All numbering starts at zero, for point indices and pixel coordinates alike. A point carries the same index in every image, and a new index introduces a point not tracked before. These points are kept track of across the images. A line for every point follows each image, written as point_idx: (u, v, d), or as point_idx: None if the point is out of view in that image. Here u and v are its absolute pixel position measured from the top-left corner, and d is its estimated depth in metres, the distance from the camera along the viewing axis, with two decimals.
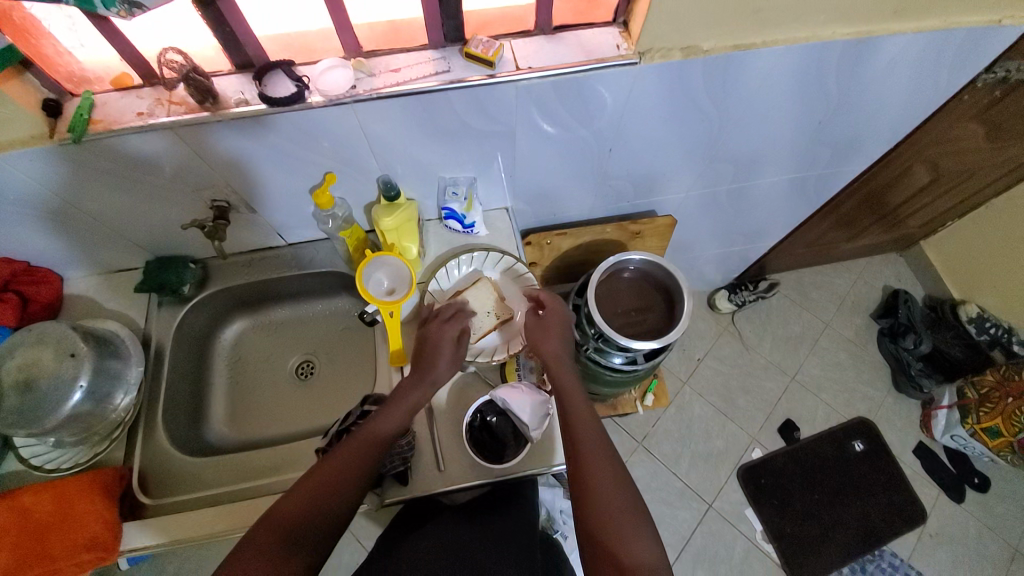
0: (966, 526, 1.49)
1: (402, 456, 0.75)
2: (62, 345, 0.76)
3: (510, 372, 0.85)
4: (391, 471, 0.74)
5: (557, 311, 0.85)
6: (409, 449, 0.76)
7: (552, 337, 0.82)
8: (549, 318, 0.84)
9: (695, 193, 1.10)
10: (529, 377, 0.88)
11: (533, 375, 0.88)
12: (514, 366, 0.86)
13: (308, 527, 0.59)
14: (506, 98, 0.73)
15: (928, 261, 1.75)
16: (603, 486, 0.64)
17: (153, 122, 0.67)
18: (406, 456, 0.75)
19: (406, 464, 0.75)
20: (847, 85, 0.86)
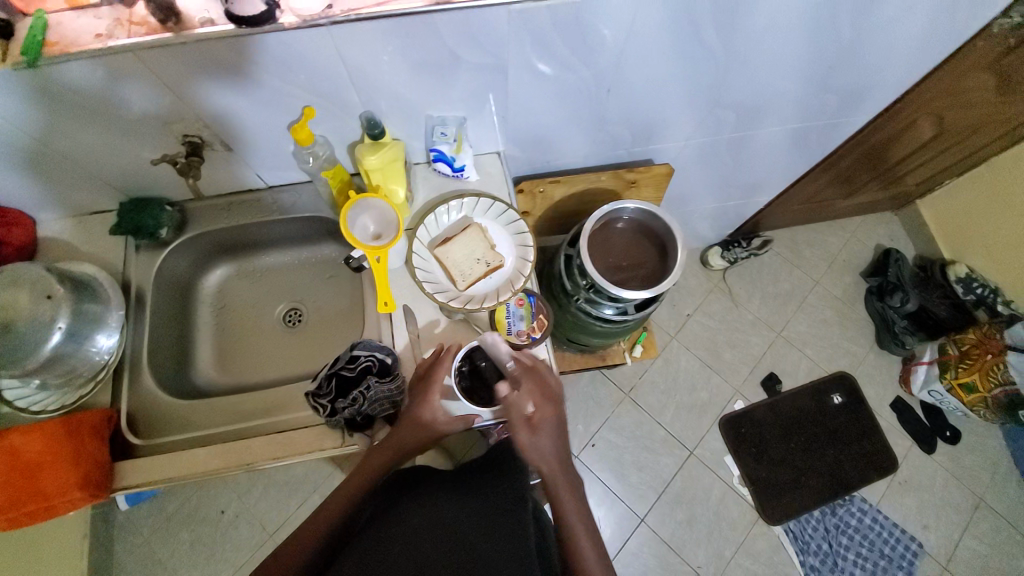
0: (933, 474, 1.56)
1: (390, 400, 0.77)
2: (38, 286, 0.73)
3: (498, 319, 0.85)
4: (381, 413, 0.78)
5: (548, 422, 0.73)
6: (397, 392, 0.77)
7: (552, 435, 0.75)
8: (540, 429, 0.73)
9: (694, 141, 1.06)
10: (519, 326, 0.86)
11: (523, 324, 0.86)
12: (503, 314, 0.86)
13: (317, 549, 0.66)
14: (498, 26, 0.67)
15: (922, 220, 1.73)
16: None
17: (113, 44, 0.61)
18: (395, 401, 0.78)
19: (395, 408, 0.78)
20: (861, 25, 0.81)
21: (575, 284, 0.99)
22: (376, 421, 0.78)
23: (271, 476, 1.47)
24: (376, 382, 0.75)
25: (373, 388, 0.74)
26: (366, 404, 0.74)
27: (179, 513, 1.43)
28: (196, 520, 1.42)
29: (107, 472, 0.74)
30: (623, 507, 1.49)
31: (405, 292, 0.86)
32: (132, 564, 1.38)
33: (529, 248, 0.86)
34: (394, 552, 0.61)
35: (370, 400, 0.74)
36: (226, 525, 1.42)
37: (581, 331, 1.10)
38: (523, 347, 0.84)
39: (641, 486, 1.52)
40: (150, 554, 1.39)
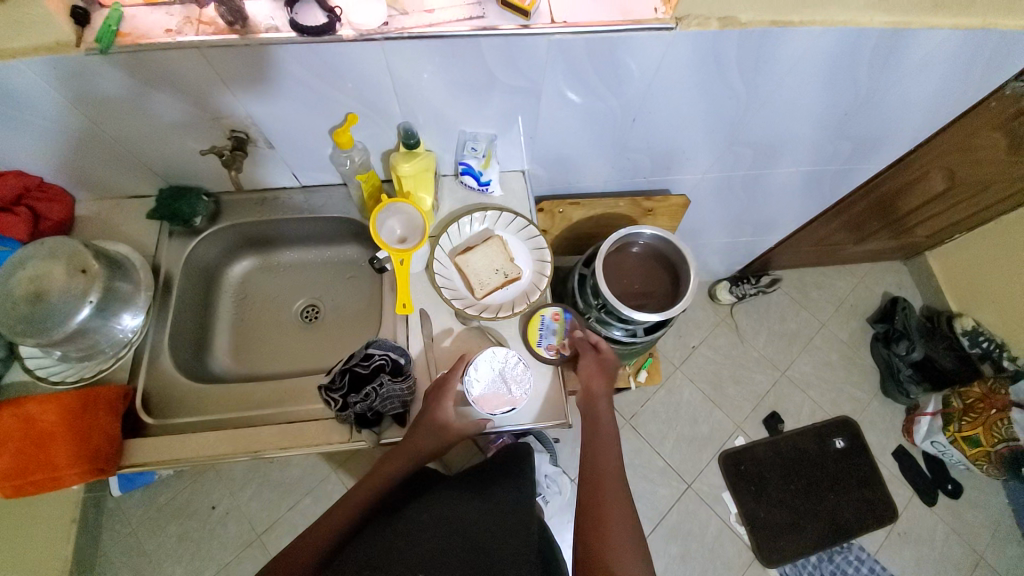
0: (934, 528, 1.53)
1: (400, 400, 0.77)
2: (73, 260, 0.77)
3: (532, 330, 0.86)
4: (391, 412, 0.78)
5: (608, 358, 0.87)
6: (409, 394, 0.79)
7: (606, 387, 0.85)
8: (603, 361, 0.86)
9: (711, 175, 1.10)
10: (551, 339, 0.87)
11: (555, 337, 0.87)
12: (536, 326, 0.87)
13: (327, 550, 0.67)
14: (536, 53, 0.72)
15: (931, 272, 1.76)
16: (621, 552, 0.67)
17: (181, 40, 0.66)
18: (406, 401, 0.79)
19: (405, 408, 0.79)
20: (877, 78, 0.86)
21: (587, 303, 1.01)
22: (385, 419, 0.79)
23: (267, 475, 1.46)
24: (388, 380, 0.76)
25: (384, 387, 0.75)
26: (376, 402, 0.76)
27: (170, 504, 1.42)
28: (186, 513, 1.41)
29: (117, 448, 0.76)
30: None
31: (423, 296, 0.88)
32: (117, 553, 1.36)
33: (547, 263, 0.89)
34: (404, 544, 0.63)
35: (380, 397, 0.75)
36: (215, 521, 1.41)
37: None
38: (551, 361, 0.84)
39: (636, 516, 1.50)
40: (137, 544, 1.38)
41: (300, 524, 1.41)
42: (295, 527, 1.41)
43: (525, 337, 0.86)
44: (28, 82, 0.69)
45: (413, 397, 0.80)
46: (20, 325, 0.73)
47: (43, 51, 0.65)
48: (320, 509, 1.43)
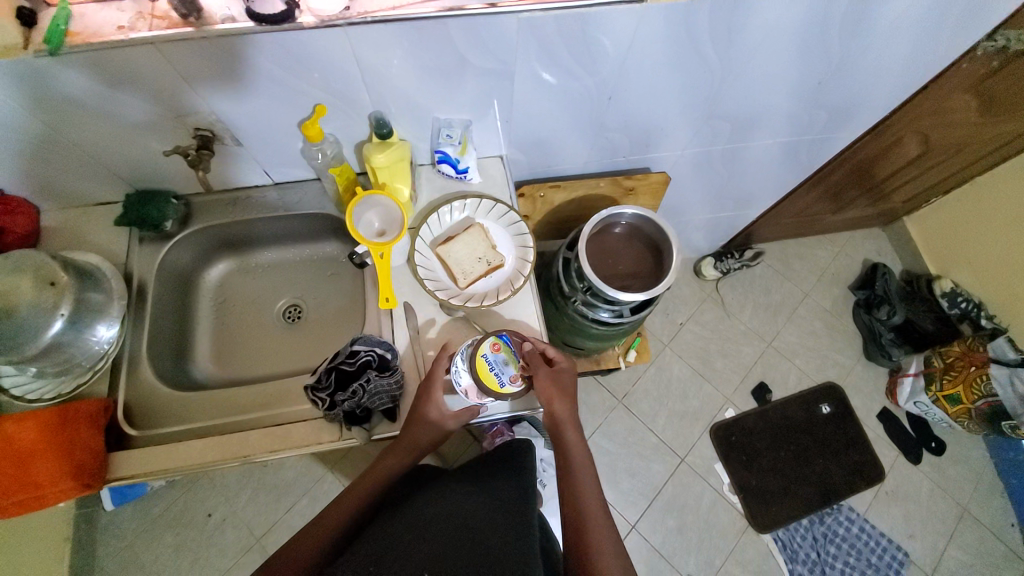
0: (919, 485, 1.59)
1: (389, 395, 0.77)
2: (41, 273, 0.73)
3: (482, 370, 0.72)
4: (380, 407, 0.78)
5: (568, 370, 0.78)
6: (398, 388, 0.78)
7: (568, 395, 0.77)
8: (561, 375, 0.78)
9: (690, 151, 1.09)
10: (506, 370, 0.74)
11: (512, 369, 0.74)
12: (486, 364, 0.73)
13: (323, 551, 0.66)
14: (507, 32, 0.70)
15: (909, 237, 1.79)
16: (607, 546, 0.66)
17: (134, 36, 0.63)
18: (395, 396, 0.78)
19: (395, 403, 0.79)
20: (850, 44, 0.85)
21: (572, 286, 1.01)
22: (374, 414, 0.79)
23: (262, 478, 1.45)
24: (376, 376, 0.75)
25: (372, 382, 0.74)
26: (365, 398, 0.75)
27: (165, 514, 1.40)
28: (183, 522, 1.40)
29: (103, 462, 0.74)
30: (614, 513, 1.50)
31: (406, 289, 0.87)
32: (115, 567, 1.35)
33: (530, 249, 0.88)
34: (408, 538, 0.63)
35: (369, 393, 0.74)
36: (213, 528, 1.40)
37: (576, 333, 1.12)
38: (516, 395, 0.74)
39: (632, 493, 1.52)
40: (134, 556, 1.36)
41: (299, 524, 1.40)
42: (294, 527, 1.41)
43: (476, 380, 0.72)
44: None
45: (402, 392, 0.80)
46: None
47: None
48: (318, 508, 1.42)
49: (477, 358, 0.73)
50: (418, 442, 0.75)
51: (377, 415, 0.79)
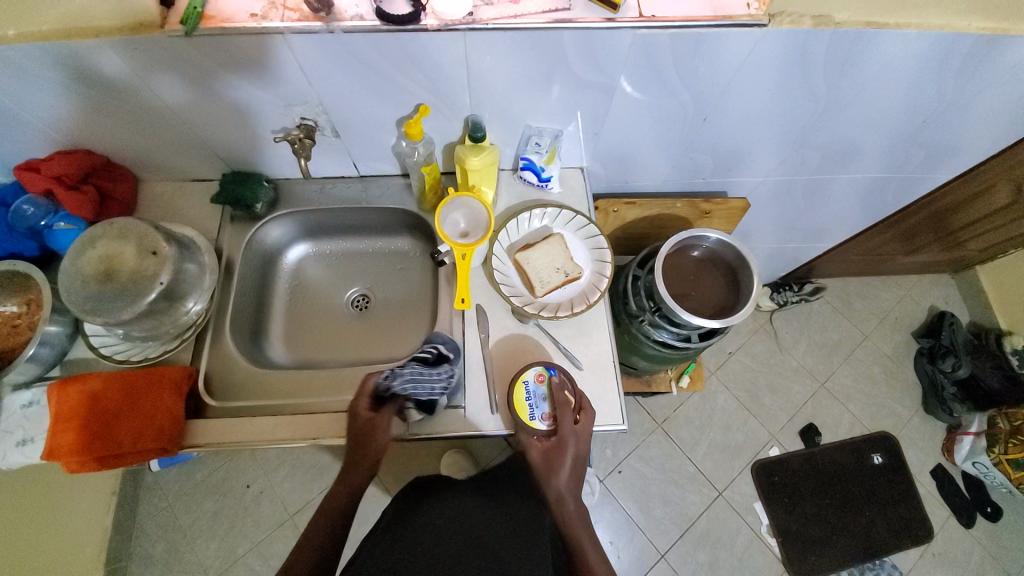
0: (971, 551, 1.49)
1: (436, 390, 0.75)
2: (144, 242, 0.77)
3: (519, 404, 0.77)
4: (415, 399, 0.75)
5: (579, 433, 0.76)
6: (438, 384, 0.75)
7: (564, 467, 0.76)
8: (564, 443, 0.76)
9: (774, 178, 1.06)
10: (541, 405, 0.77)
11: (546, 406, 0.77)
12: (522, 397, 0.77)
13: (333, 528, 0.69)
14: (619, 46, 0.69)
15: (980, 287, 1.70)
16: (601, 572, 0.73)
17: (266, 25, 0.65)
18: (433, 392, 0.75)
19: (431, 400, 0.75)
20: (964, 86, 0.82)
21: (639, 305, 0.99)
22: (407, 406, 0.75)
23: (301, 457, 1.48)
24: (417, 365, 0.74)
25: (411, 366, 0.75)
26: (397, 381, 0.74)
27: (207, 482, 1.44)
28: (222, 490, 1.44)
29: (181, 428, 0.77)
30: (644, 540, 1.46)
31: (480, 291, 0.88)
32: (153, 527, 1.39)
33: (607, 264, 0.87)
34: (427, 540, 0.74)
35: (404, 377, 0.73)
36: (250, 500, 1.43)
37: (632, 351, 1.11)
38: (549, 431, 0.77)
39: (664, 521, 1.48)
40: (173, 519, 1.40)
41: None
42: None
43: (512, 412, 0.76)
44: (111, 62, 0.70)
45: (443, 393, 0.76)
46: (89, 304, 0.73)
47: (127, 30, 0.66)
48: None
49: (518, 383, 0.78)
50: (355, 447, 0.72)
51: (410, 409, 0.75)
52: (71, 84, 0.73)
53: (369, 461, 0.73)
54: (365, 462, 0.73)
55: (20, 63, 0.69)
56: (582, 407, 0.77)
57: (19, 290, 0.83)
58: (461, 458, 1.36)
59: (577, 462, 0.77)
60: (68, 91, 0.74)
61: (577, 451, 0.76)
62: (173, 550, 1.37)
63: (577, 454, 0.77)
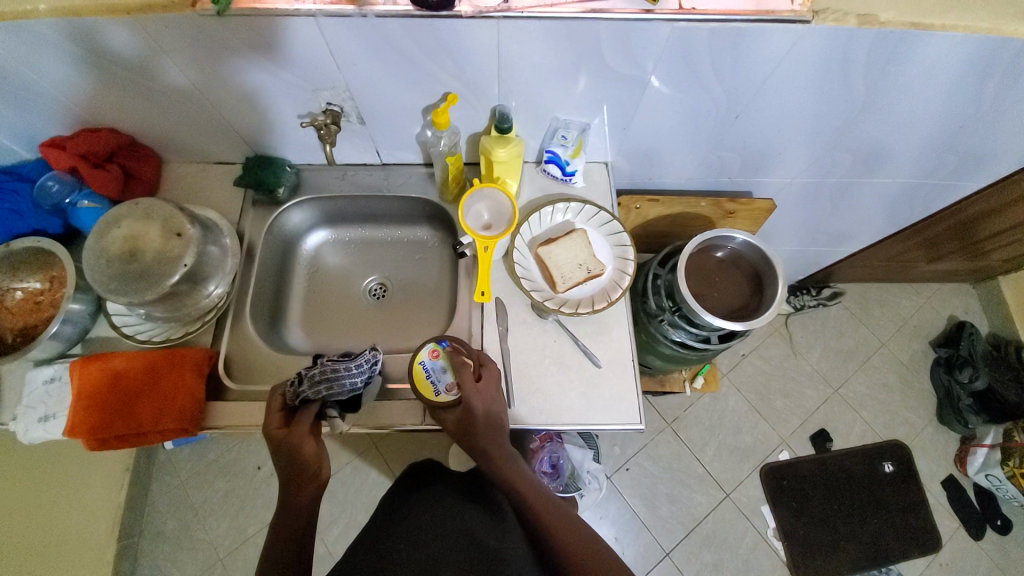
0: (979, 564, 1.47)
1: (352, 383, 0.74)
2: (169, 223, 0.77)
3: (421, 382, 0.76)
4: (335, 399, 0.74)
5: (488, 389, 0.74)
6: (352, 375, 0.74)
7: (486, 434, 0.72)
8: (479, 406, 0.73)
9: (801, 180, 1.04)
10: (444, 378, 0.76)
11: (447, 376, 0.76)
12: (422, 373, 0.76)
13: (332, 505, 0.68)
14: (655, 39, 0.68)
15: (1003, 298, 1.66)
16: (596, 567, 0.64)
17: (299, 7, 0.65)
18: (353, 386, 0.75)
19: (353, 395, 0.75)
20: (1008, 92, 0.79)
21: (659, 304, 0.98)
22: (328, 410, 0.73)
23: None
24: (329, 361, 0.74)
25: (321, 366, 0.73)
26: (306, 386, 0.72)
27: (218, 462, 1.46)
28: (233, 471, 1.45)
29: (201, 410, 0.77)
30: (649, 537, 1.46)
31: (501, 285, 0.87)
32: (165, 504, 1.41)
33: (629, 261, 0.86)
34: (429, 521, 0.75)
35: (317, 376, 0.72)
36: (260, 482, 1.45)
37: (648, 350, 1.10)
38: (455, 402, 0.74)
39: (670, 520, 1.48)
40: (184, 497, 1.43)
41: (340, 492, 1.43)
42: None
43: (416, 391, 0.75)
44: (141, 41, 0.69)
45: (365, 385, 0.77)
46: (114, 283, 0.73)
47: (158, 8, 0.65)
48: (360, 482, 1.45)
49: (415, 365, 0.77)
50: (290, 472, 0.66)
51: (332, 412, 0.74)
52: (101, 62, 0.73)
53: (313, 471, 0.67)
54: (310, 475, 0.66)
55: (51, 39, 0.68)
56: (481, 364, 0.76)
57: (45, 267, 0.84)
58: None
59: (499, 418, 0.74)
60: (97, 69, 0.74)
61: (495, 408, 0.73)
62: (184, 527, 1.39)
63: (496, 416, 0.73)
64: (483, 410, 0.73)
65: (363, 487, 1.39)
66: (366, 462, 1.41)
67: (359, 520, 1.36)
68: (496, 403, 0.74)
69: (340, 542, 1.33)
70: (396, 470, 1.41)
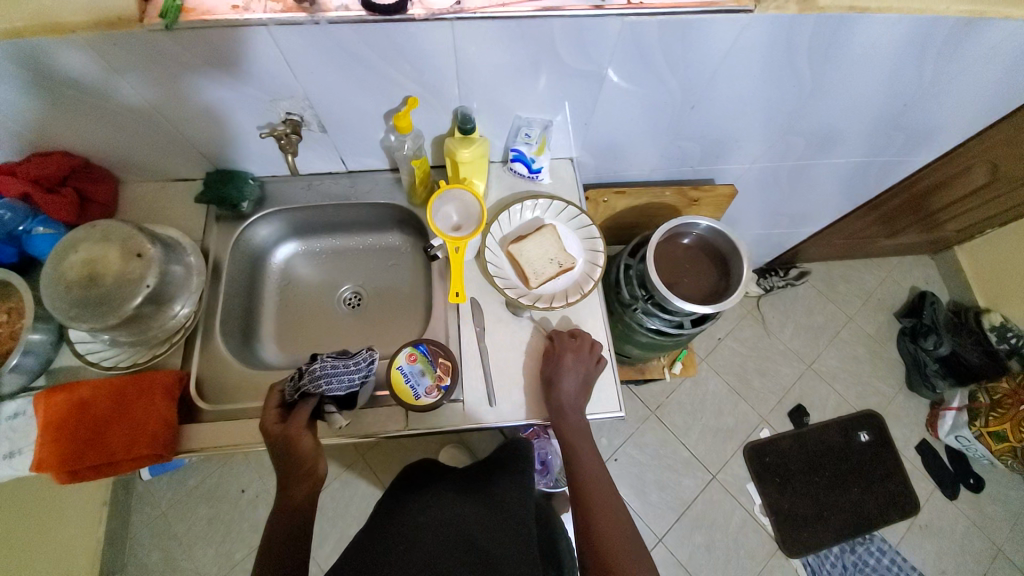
0: (955, 522, 1.54)
1: (348, 379, 0.74)
2: (128, 244, 0.75)
3: (399, 386, 0.76)
4: (331, 395, 0.74)
5: (579, 348, 0.79)
6: (352, 370, 0.75)
7: (565, 386, 0.75)
8: (571, 362, 0.77)
9: (760, 164, 1.07)
10: (422, 381, 0.77)
11: (426, 379, 0.77)
12: (401, 378, 0.77)
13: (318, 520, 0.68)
14: (607, 34, 0.69)
15: (958, 267, 1.74)
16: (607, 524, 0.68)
17: (249, 17, 0.64)
18: (349, 383, 0.74)
19: (350, 392, 0.75)
20: (943, 69, 0.84)
21: (632, 293, 1.00)
22: (324, 405, 0.74)
23: None
24: (327, 358, 0.74)
25: (319, 362, 0.73)
26: (305, 380, 0.72)
27: (199, 487, 1.43)
28: (216, 495, 1.42)
29: (175, 434, 0.75)
30: (641, 525, 1.48)
31: (475, 285, 0.88)
32: (147, 536, 1.37)
33: (600, 252, 0.88)
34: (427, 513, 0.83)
35: (312, 372, 0.71)
36: (246, 504, 1.42)
37: (624, 340, 1.12)
38: (434, 404, 0.76)
39: (661, 506, 1.50)
40: (167, 526, 1.39)
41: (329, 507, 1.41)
42: None
43: (393, 396, 0.76)
44: (86, 59, 0.67)
45: (362, 383, 0.77)
46: (75, 309, 0.71)
47: (103, 25, 0.64)
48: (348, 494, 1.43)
49: (393, 370, 0.77)
50: (287, 467, 0.67)
51: (330, 407, 0.74)
52: (45, 84, 0.71)
53: (307, 467, 0.67)
54: (304, 472, 0.67)
55: None
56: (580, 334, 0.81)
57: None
58: (458, 452, 1.36)
59: (585, 382, 0.77)
60: (41, 90, 0.72)
61: (586, 367, 0.77)
62: (169, 557, 1.36)
63: (585, 378, 0.77)
64: (568, 367, 0.77)
65: (353, 500, 1.38)
66: (354, 475, 1.40)
67: (350, 533, 1.34)
68: (584, 367, 0.78)
69: (332, 557, 1.31)
70: (385, 479, 1.40)
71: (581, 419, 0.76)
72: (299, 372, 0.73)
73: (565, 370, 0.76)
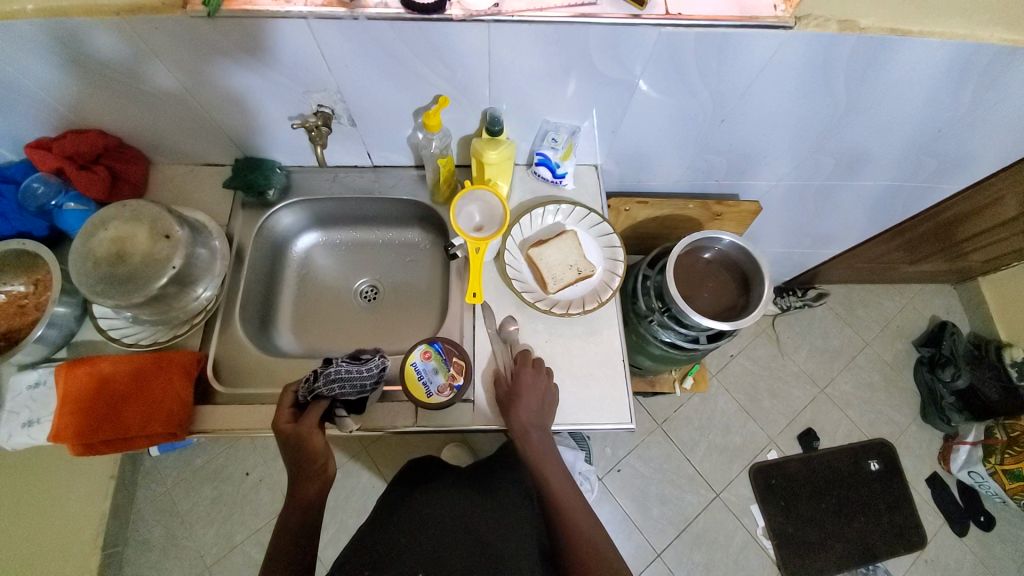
0: (962, 559, 1.50)
1: (360, 385, 0.75)
2: (157, 225, 0.77)
3: (412, 383, 0.77)
4: (343, 399, 0.74)
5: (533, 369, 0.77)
6: (365, 377, 0.76)
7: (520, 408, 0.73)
8: (527, 385, 0.75)
9: (786, 183, 1.06)
10: (435, 379, 0.77)
11: (439, 377, 0.77)
12: (415, 374, 0.77)
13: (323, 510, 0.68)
14: (643, 45, 0.69)
15: (982, 298, 1.70)
16: (586, 539, 0.68)
17: (290, 9, 0.65)
18: (361, 388, 0.76)
19: (362, 396, 0.76)
20: (982, 96, 0.82)
21: (649, 305, 0.99)
22: (336, 409, 0.74)
23: None
24: (343, 363, 0.75)
25: (335, 366, 0.75)
26: (320, 382, 0.73)
27: (205, 467, 1.44)
28: (221, 477, 1.43)
29: (189, 414, 0.76)
30: (640, 537, 1.47)
31: (492, 286, 0.88)
32: (151, 512, 1.39)
33: (619, 262, 0.88)
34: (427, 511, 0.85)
35: (328, 375, 0.73)
36: (249, 488, 1.43)
37: (637, 350, 1.11)
38: (447, 402, 0.76)
39: (661, 521, 1.49)
40: (171, 504, 1.40)
41: None
42: None
43: (406, 392, 0.76)
44: (128, 41, 0.69)
45: (373, 390, 0.78)
46: (101, 285, 0.72)
47: (148, 10, 0.65)
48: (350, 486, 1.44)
49: (406, 366, 0.77)
50: (298, 464, 0.67)
51: (340, 411, 0.74)
52: (88, 64, 0.72)
53: (319, 465, 0.68)
54: (315, 470, 0.67)
55: (35, 38, 0.68)
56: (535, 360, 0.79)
57: (28, 270, 0.82)
58: (461, 452, 1.36)
59: (542, 404, 0.75)
60: (83, 70, 0.73)
61: (541, 387, 0.75)
62: (171, 535, 1.37)
63: (543, 400, 0.75)
64: (525, 388, 0.75)
65: (354, 492, 1.38)
66: (357, 466, 1.40)
67: (349, 524, 1.35)
68: (540, 388, 0.76)
69: (331, 547, 1.32)
70: (387, 473, 1.40)
71: (544, 441, 0.74)
72: (314, 374, 0.74)
73: (522, 392, 0.74)
